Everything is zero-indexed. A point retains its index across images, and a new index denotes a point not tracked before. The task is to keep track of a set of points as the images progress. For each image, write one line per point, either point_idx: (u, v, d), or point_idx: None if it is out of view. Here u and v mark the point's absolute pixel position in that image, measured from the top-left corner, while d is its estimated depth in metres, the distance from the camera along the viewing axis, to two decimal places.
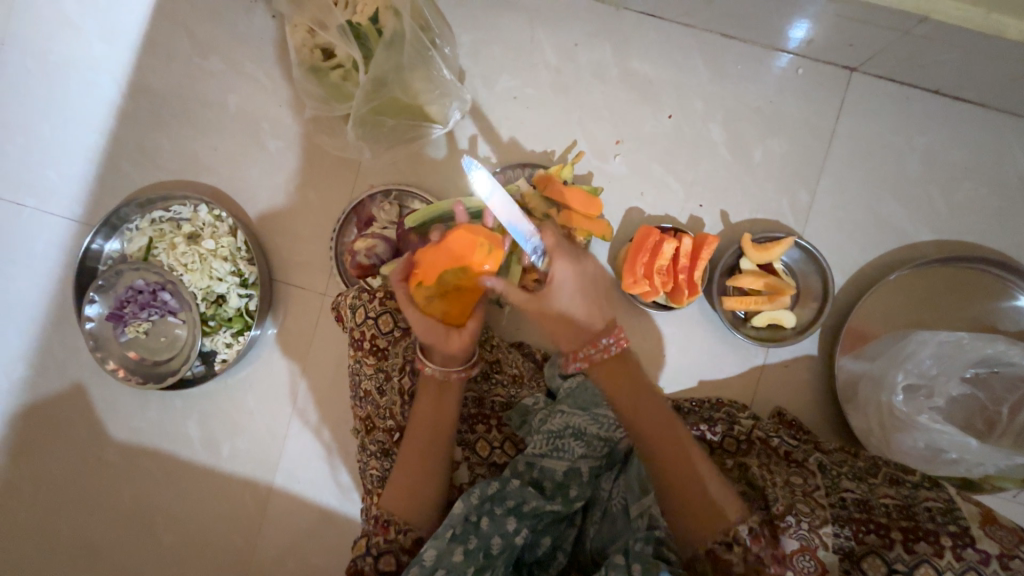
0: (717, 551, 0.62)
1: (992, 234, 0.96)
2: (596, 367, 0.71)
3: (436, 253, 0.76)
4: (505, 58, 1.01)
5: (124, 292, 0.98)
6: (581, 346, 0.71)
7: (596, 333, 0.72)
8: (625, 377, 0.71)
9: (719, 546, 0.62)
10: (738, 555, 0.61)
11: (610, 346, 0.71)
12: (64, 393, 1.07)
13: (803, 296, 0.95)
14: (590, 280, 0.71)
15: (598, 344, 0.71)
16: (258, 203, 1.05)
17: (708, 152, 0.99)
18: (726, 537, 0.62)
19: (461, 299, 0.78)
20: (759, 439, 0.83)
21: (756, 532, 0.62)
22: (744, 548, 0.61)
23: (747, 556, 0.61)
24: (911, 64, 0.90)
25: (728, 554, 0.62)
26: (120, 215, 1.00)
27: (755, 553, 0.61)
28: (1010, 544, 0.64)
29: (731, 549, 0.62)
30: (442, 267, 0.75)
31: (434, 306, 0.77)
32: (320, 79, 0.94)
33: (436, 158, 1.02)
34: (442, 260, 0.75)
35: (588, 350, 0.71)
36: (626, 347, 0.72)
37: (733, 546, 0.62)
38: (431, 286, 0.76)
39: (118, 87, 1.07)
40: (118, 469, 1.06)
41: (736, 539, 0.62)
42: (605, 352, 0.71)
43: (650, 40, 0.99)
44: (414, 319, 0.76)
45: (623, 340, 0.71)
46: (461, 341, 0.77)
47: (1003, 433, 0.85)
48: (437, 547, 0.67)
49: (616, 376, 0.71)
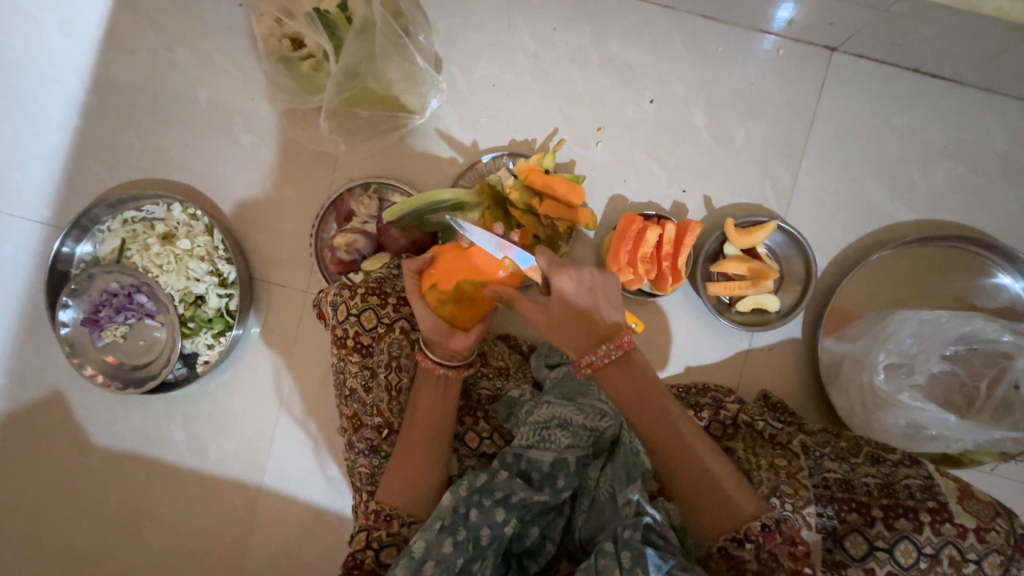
0: (730, 548, 0.63)
1: (970, 211, 0.97)
2: (600, 371, 0.70)
3: (458, 258, 0.76)
4: (482, 44, 0.99)
5: (99, 295, 0.95)
6: (584, 353, 0.70)
7: (604, 335, 0.70)
8: (629, 380, 0.70)
9: (731, 543, 0.63)
10: (750, 552, 0.62)
11: (611, 351, 0.69)
12: (43, 400, 1.04)
13: (785, 279, 0.95)
14: (593, 282, 0.70)
15: (598, 350, 0.69)
16: (234, 199, 1.03)
17: (690, 137, 0.98)
18: (738, 533, 0.63)
19: (471, 307, 0.78)
20: (745, 423, 0.82)
21: (769, 529, 0.62)
22: (756, 544, 0.62)
23: (759, 552, 0.62)
24: (890, 42, 0.90)
25: (741, 550, 0.63)
26: (90, 216, 0.97)
27: (769, 549, 0.62)
28: (986, 518, 0.66)
29: (743, 546, 0.63)
30: (456, 273, 0.76)
31: (445, 308, 0.78)
32: (291, 70, 0.91)
33: (414, 149, 0.99)
34: (461, 266, 0.75)
35: (591, 356, 0.70)
36: (631, 350, 0.70)
37: (745, 543, 0.62)
38: (445, 289, 0.77)
39: (81, 82, 1.03)
40: (103, 475, 1.04)
41: (749, 535, 0.62)
42: (605, 358, 0.70)
43: (630, 22, 0.97)
44: (424, 315, 0.78)
45: (626, 345, 0.69)
46: (464, 342, 0.79)
47: (980, 408, 0.87)
48: (426, 539, 0.66)
49: (623, 379, 0.70)
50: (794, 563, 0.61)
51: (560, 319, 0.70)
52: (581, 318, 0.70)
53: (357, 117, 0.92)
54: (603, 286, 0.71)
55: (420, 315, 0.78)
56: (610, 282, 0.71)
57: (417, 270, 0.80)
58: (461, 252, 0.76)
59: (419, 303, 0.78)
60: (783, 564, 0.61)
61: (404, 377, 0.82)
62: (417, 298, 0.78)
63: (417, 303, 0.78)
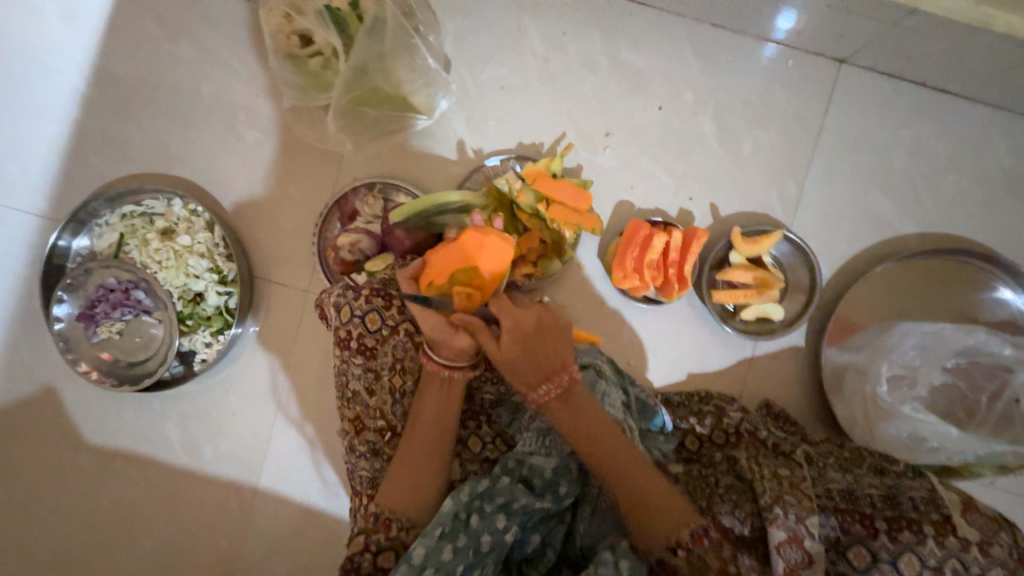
0: (666, 557, 0.65)
1: (973, 225, 0.97)
2: (542, 407, 0.74)
3: (449, 252, 0.78)
4: (491, 47, 0.98)
5: (95, 291, 0.93)
6: (527, 391, 0.74)
7: (546, 373, 0.74)
8: (566, 410, 0.73)
9: (667, 553, 0.65)
10: (683, 557, 0.64)
11: (552, 389, 0.73)
12: (35, 396, 1.02)
13: (790, 288, 0.95)
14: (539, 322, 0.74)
15: (540, 389, 0.73)
16: (234, 195, 1.01)
17: (698, 144, 0.98)
18: (672, 542, 0.65)
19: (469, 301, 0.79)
20: (748, 431, 0.83)
21: (698, 535, 0.64)
22: (688, 551, 0.64)
23: (692, 558, 0.64)
24: (898, 55, 0.90)
25: (675, 557, 0.65)
26: (88, 209, 0.96)
27: (700, 554, 0.64)
28: (990, 532, 0.66)
29: (677, 553, 0.65)
30: (452, 267, 0.77)
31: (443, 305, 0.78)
32: (298, 67, 0.90)
33: (420, 150, 0.99)
34: (454, 261, 0.77)
35: (534, 393, 0.73)
36: (573, 385, 0.74)
37: (678, 551, 0.64)
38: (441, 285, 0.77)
39: (82, 73, 1.01)
40: (94, 474, 1.02)
41: (680, 543, 0.64)
42: (547, 396, 0.73)
43: (640, 29, 0.97)
44: (425, 315, 0.76)
45: (566, 382, 0.73)
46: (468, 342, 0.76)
47: (982, 421, 0.87)
48: (426, 545, 0.66)
49: (569, 410, 0.73)
50: (722, 564, 0.63)
51: (509, 360, 0.73)
52: (526, 357, 0.73)
53: (364, 117, 0.91)
54: (549, 320, 0.75)
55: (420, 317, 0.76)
56: (557, 327, 0.76)
57: (410, 275, 0.80)
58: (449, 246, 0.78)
59: (419, 305, 0.77)
60: (713, 566, 0.63)
61: (408, 380, 0.81)
62: (415, 301, 0.77)
63: (416, 304, 0.77)
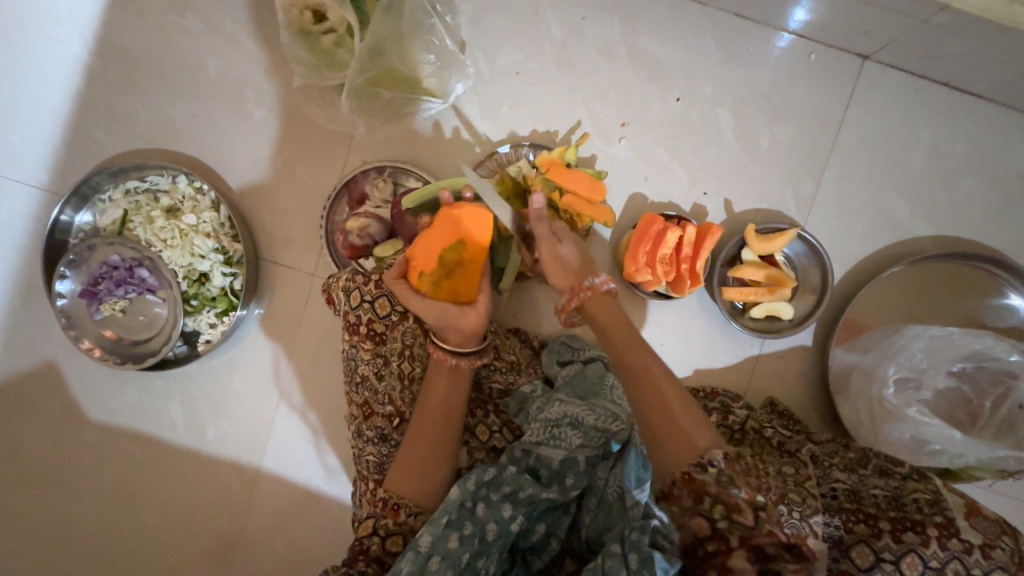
0: (693, 473, 0.58)
1: (987, 230, 0.97)
2: (587, 297, 0.74)
3: (426, 240, 0.80)
4: (508, 30, 0.96)
5: (98, 267, 0.92)
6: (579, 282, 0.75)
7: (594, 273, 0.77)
8: (605, 308, 0.73)
9: (694, 468, 0.58)
10: (712, 476, 0.58)
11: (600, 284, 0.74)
12: (36, 372, 1.01)
13: (800, 288, 0.95)
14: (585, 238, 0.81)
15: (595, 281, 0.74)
16: (241, 175, 0.99)
17: (715, 138, 0.96)
18: (701, 458, 0.58)
19: (466, 275, 0.80)
20: (754, 429, 0.84)
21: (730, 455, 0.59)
22: (718, 470, 0.58)
23: (722, 478, 0.57)
24: (924, 54, 0.88)
25: (702, 476, 0.58)
26: (91, 184, 0.94)
27: (729, 477, 0.57)
28: (991, 535, 0.66)
29: (705, 471, 0.58)
30: (438, 248, 0.79)
31: (441, 288, 0.79)
32: (310, 43, 0.87)
33: (433, 134, 0.97)
34: (439, 239, 0.79)
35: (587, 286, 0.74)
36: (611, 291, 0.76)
37: (708, 468, 0.58)
38: (432, 272, 0.79)
39: (85, 43, 0.98)
40: (96, 451, 1.02)
41: (711, 461, 0.58)
42: (596, 289, 0.74)
43: (661, 17, 0.95)
44: (425, 306, 0.76)
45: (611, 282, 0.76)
46: (474, 315, 0.78)
47: (984, 426, 0.88)
48: (432, 533, 0.65)
49: (608, 313, 0.73)
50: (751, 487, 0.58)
51: (563, 257, 0.77)
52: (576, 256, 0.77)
53: (378, 98, 0.89)
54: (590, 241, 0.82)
55: (421, 309, 0.77)
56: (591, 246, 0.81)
57: (398, 275, 0.79)
58: (423, 236, 0.80)
59: (417, 300, 0.77)
60: (741, 490, 0.57)
61: (417, 366, 0.81)
62: (411, 297, 0.77)
63: (413, 299, 0.77)
